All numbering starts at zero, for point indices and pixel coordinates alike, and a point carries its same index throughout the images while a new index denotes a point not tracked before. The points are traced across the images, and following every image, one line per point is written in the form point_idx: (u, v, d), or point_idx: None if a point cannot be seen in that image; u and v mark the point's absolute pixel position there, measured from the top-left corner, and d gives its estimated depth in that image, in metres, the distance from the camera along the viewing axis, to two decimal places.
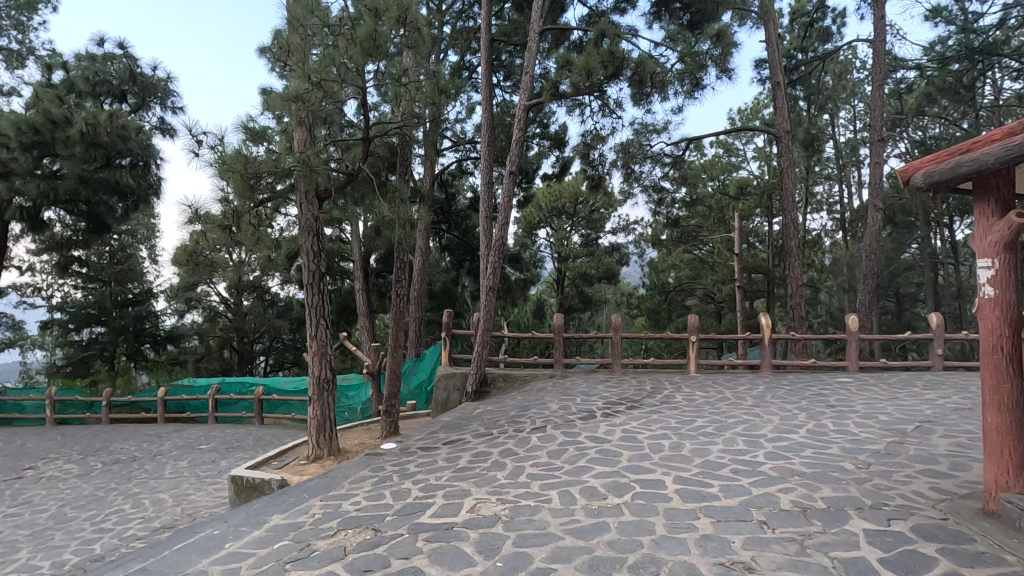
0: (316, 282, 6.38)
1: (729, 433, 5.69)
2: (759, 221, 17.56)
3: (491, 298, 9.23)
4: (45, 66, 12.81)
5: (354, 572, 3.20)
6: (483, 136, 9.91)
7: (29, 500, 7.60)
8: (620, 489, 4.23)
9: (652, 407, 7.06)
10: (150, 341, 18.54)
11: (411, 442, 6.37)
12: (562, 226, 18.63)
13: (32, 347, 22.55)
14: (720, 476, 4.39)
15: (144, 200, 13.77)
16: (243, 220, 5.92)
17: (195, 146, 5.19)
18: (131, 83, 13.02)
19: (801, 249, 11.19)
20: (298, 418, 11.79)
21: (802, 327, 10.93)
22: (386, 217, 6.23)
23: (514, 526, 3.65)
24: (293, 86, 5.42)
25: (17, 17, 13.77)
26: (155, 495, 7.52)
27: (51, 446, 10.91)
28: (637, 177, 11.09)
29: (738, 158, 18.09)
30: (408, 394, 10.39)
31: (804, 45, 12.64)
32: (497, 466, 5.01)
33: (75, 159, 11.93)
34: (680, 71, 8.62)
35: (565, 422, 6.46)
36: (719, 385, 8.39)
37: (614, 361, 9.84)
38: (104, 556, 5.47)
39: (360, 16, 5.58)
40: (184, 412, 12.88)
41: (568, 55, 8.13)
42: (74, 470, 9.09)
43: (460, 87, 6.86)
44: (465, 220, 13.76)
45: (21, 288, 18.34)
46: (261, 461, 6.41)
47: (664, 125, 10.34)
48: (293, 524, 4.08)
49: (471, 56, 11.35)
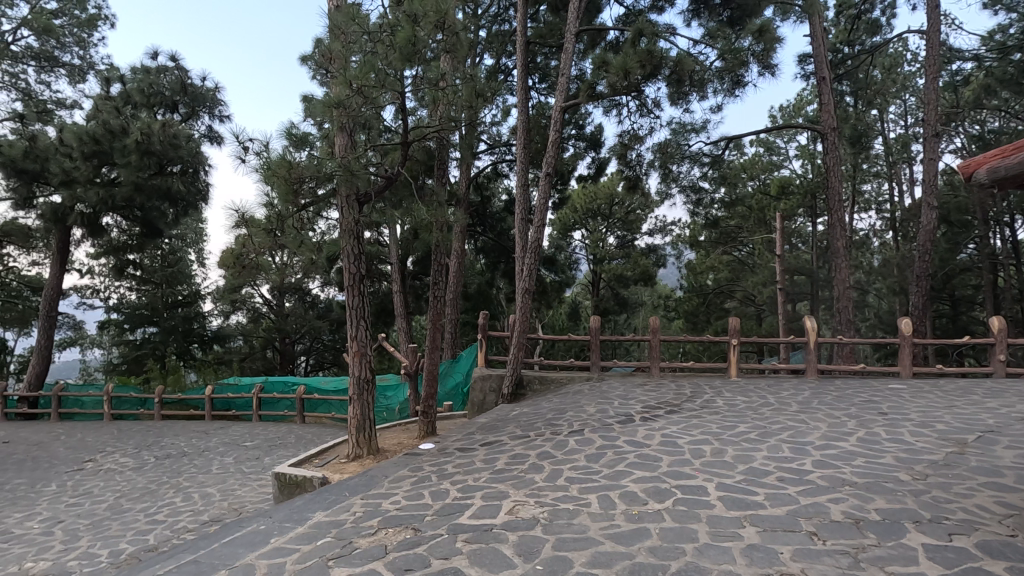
0: (357, 284, 6.48)
1: (774, 439, 5.52)
2: (802, 221, 17.07)
3: (528, 299, 9.21)
4: (105, 79, 13.52)
5: (395, 570, 3.23)
6: (519, 137, 9.88)
7: (88, 491, 8.03)
8: (661, 494, 4.15)
9: (691, 411, 6.92)
10: (198, 341, 19.33)
11: (448, 442, 6.42)
12: (597, 228, 18.50)
13: (91, 346, 23.80)
14: (765, 484, 4.26)
15: (194, 205, 14.40)
16: (286, 224, 6.15)
17: (242, 152, 5.38)
18: (182, 93, 13.70)
19: (848, 250, 10.75)
20: (338, 417, 12.04)
21: (850, 330, 10.50)
22: (423, 219, 6.33)
23: (553, 529, 3.63)
24: (334, 93, 5.51)
25: (79, 34, 14.56)
26: (203, 490, 7.81)
27: (108, 440, 11.47)
28: (675, 178, 10.92)
29: (779, 157, 17.53)
30: (444, 395, 10.50)
31: (851, 39, 12.24)
32: (535, 469, 5.00)
33: (131, 167, 12.55)
34: (720, 69, 8.44)
35: (603, 426, 6.39)
36: (762, 391, 8.15)
37: (652, 364, 9.71)
38: (157, 547, 5.71)
39: (400, 21, 5.70)
40: (230, 410, 13.32)
41: (605, 56, 8.04)
42: (129, 463, 9.52)
43: (497, 90, 6.86)
44: (500, 222, 13.84)
45: (81, 289, 19.36)
46: (303, 459, 6.56)
47: (703, 124, 10.16)
48: (335, 522, 4.15)
49: (507, 59, 11.42)
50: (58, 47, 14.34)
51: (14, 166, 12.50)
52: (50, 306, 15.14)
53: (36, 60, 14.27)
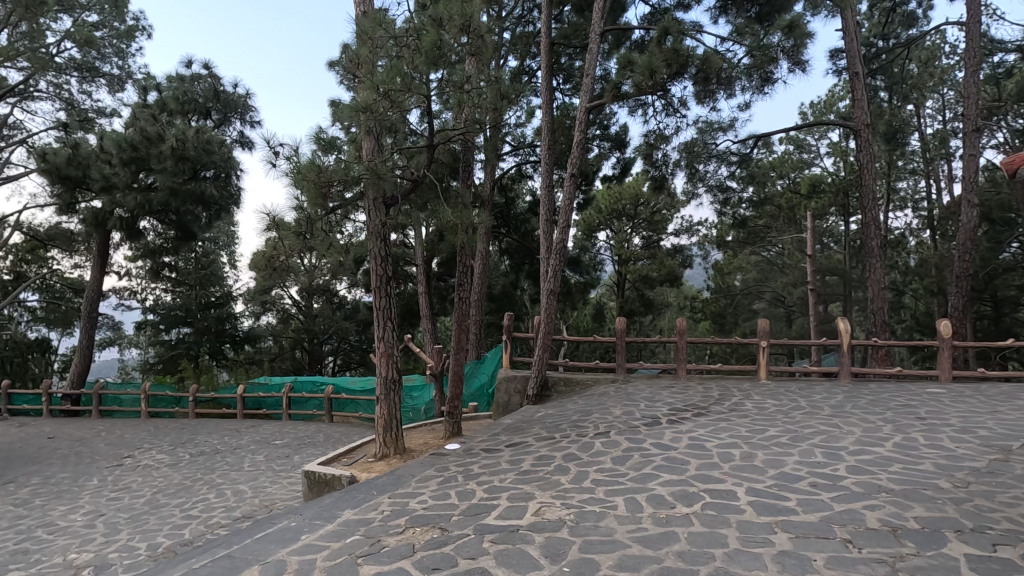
0: (383, 286, 6.56)
1: (805, 444, 5.40)
2: (835, 220, 16.62)
3: (552, 300, 9.19)
4: (141, 88, 13.99)
5: (423, 569, 3.27)
6: (543, 139, 9.85)
7: (127, 485, 8.31)
8: (689, 498, 4.10)
9: (719, 414, 6.80)
10: (230, 342, 19.87)
11: (474, 443, 6.45)
12: (622, 228, 18.35)
13: (128, 346, 24.61)
14: (797, 490, 4.17)
15: (226, 208, 14.78)
16: (315, 227, 6.29)
17: (272, 156, 5.48)
18: (214, 100, 14.15)
19: (883, 250, 10.43)
20: (365, 417, 12.21)
21: (885, 333, 10.18)
22: (449, 221, 6.40)
23: (579, 531, 3.61)
24: (361, 97, 5.58)
25: (119, 45, 15.11)
26: (236, 487, 8.01)
27: (145, 437, 11.85)
28: (702, 178, 10.76)
29: (810, 155, 17.11)
30: (469, 396, 10.57)
31: (885, 32, 11.89)
32: (561, 470, 4.99)
33: (167, 173, 12.98)
34: (748, 66, 8.30)
35: (629, 428, 6.34)
36: (793, 394, 7.98)
37: (679, 366, 9.59)
38: (192, 541, 5.88)
39: (425, 26, 5.76)
40: (260, 409, 13.61)
41: (630, 56, 7.97)
42: (165, 460, 9.82)
43: (521, 91, 6.86)
44: (524, 224, 13.83)
45: (119, 291, 20.04)
46: (332, 457, 6.67)
47: (731, 123, 9.99)
48: (363, 520, 4.22)
49: (531, 61, 11.43)
50: (98, 58, 14.90)
51: (58, 173, 13.03)
52: (91, 307, 15.73)
53: (78, 71, 14.86)
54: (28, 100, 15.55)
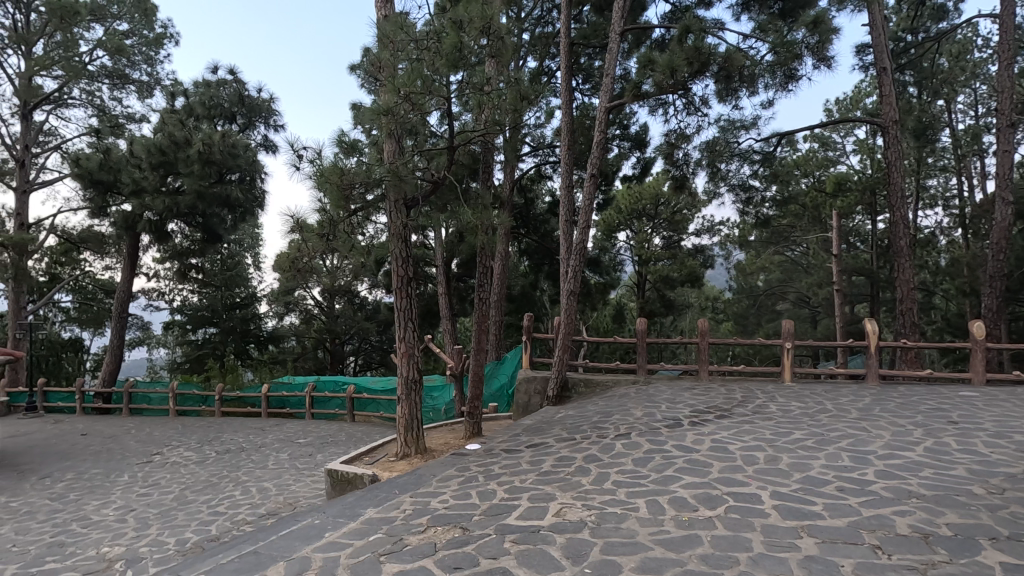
0: (404, 286, 6.62)
1: (832, 448, 5.30)
2: (861, 219, 16.26)
3: (572, 300, 9.18)
4: (169, 94, 14.37)
5: (444, 568, 3.29)
6: (563, 139, 9.83)
7: (157, 482, 8.53)
8: (712, 501, 4.05)
9: (742, 416, 6.70)
10: (254, 342, 20.27)
11: (494, 443, 6.47)
12: (642, 228, 18.22)
13: (156, 345, 25.22)
14: (823, 494, 4.09)
15: (250, 211, 15.08)
16: (338, 229, 6.40)
17: (296, 160, 5.59)
18: (239, 105, 14.50)
19: (912, 249, 10.17)
20: (386, 417, 12.33)
21: (915, 334, 9.93)
22: (469, 222, 6.44)
23: (600, 532, 3.61)
24: (382, 100, 5.64)
25: (148, 53, 15.53)
26: (260, 484, 8.16)
27: (174, 435, 12.15)
28: (724, 177, 10.65)
29: (835, 153, 16.76)
30: (489, 396, 10.60)
31: (914, 26, 11.61)
32: (582, 471, 4.98)
33: (194, 176, 13.32)
34: (772, 63, 8.17)
35: (650, 430, 6.30)
36: (818, 396, 7.83)
37: (701, 368, 9.43)
38: (219, 537, 6.01)
39: (445, 28, 5.82)
40: (284, 408, 13.83)
41: (650, 55, 7.92)
42: (192, 457, 10.05)
43: (541, 92, 6.88)
44: (544, 224, 13.80)
45: (148, 292, 20.56)
46: (354, 456, 6.74)
47: (754, 121, 9.86)
48: (386, 518, 4.27)
49: (551, 61, 11.43)
50: (128, 66, 15.33)
51: (90, 177, 13.47)
52: (121, 308, 16.19)
53: (109, 78, 15.30)
54: (62, 107, 16.06)
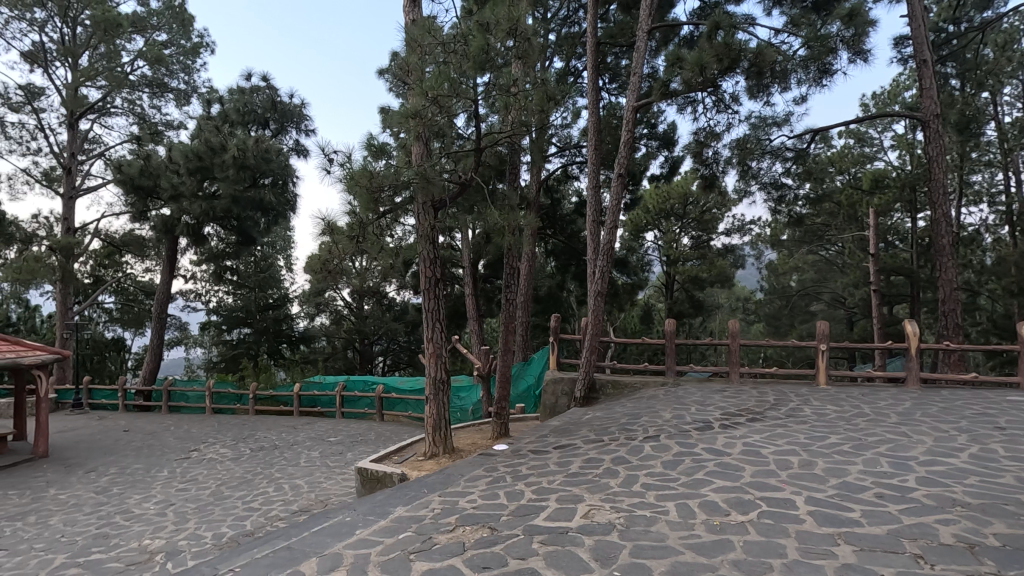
0: (432, 287, 6.68)
1: (870, 453, 5.14)
2: (900, 217, 15.70)
3: (600, 301, 9.12)
4: (206, 101, 14.82)
5: (473, 568, 3.30)
6: (590, 139, 9.78)
7: (194, 477, 8.81)
8: (744, 506, 3.97)
9: (775, 420, 6.56)
10: (287, 342, 20.72)
11: (522, 444, 6.48)
12: (671, 228, 18.01)
13: (194, 345, 26.00)
14: (862, 500, 3.97)
15: (282, 214, 15.43)
16: (367, 231, 6.50)
17: (327, 164, 5.72)
18: (272, 111, 14.90)
19: (955, 248, 9.78)
20: (415, 416, 12.46)
21: (958, 336, 9.55)
22: (496, 223, 6.46)
23: (629, 535, 3.58)
24: (411, 103, 5.70)
25: (186, 62, 16.04)
26: (293, 481, 8.34)
27: (210, 432, 12.52)
28: (755, 175, 10.44)
29: (872, 149, 16.24)
30: (517, 397, 10.62)
31: (956, 16, 11.21)
32: (610, 473, 4.94)
33: (229, 181, 13.72)
34: (805, 57, 7.99)
35: (679, 432, 6.21)
36: (855, 400, 7.59)
37: (731, 370, 9.25)
38: (253, 532, 6.17)
39: (472, 30, 5.87)
40: (315, 407, 14.09)
41: (679, 52, 7.83)
42: (228, 454, 10.34)
43: (568, 92, 6.86)
44: (570, 225, 13.75)
45: (186, 293, 21.22)
46: (383, 455, 6.83)
47: (785, 118, 9.65)
48: (415, 517, 4.31)
49: (577, 61, 11.39)
50: (167, 75, 15.86)
51: (132, 182, 13.99)
52: (161, 309, 16.76)
53: (149, 87, 15.87)
54: (106, 115, 16.73)
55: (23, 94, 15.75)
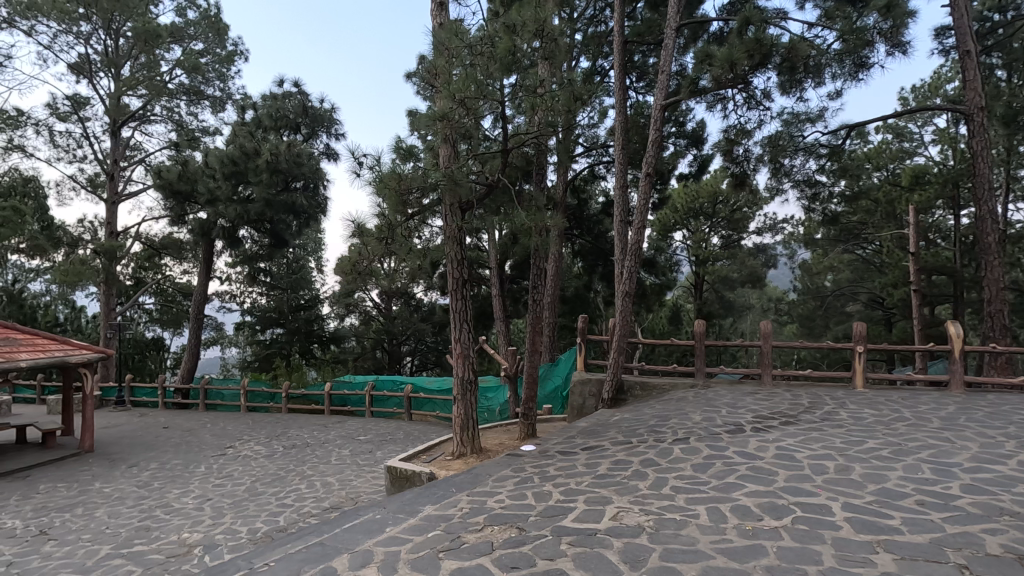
0: (460, 288, 6.71)
1: (911, 459, 4.96)
2: (942, 214, 15.10)
3: (628, 302, 9.03)
4: (240, 107, 15.24)
5: (502, 567, 3.32)
6: (617, 139, 9.69)
7: (230, 473, 9.07)
8: (778, 511, 3.89)
9: (810, 423, 6.39)
10: (318, 342, 21.15)
11: (550, 445, 6.48)
12: (700, 228, 17.75)
13: (229, 344, 26.74)
14: (903, 508, 3.83)
15: (313, 217, 15.74)
16: (396, 233, 6.60)
17: (357, 167, 5.83)
18: (304, 116, 15.24)
19: (1001, 246, 9.37)
20: (442, 416, 12.57)
21: (1005, 338, 9.15)
22: (523, 224, 6.45)
23: (659, 538, 3.54)
24: (438, 106, 5.75)
25: (221, 69, 16.52)
26: (324, 478, 8.51)
27: (245, 430, 12.85)
28: (787, 172, 10.19)
29: (912, 144, 15.67)
30: (544, 398, 10.62)
31: (1002, 4, 10.77)
32: (639, 476, 4.89)
33: (263, 185, 14.09)
34: (839, 51, 7.79)
35: (710, 435, 6.11)
36: (895, 404, 7.34)
37: (764, 372, 9.04)
38: (286, 527, 6.32)
39: (499, 33, 5.89)
40: (345, 406, 14.33)
41: (708, 49, 7.70)
42: (262, 451, 10.60)
43: (595, 91, 6.85)
44: (597, 225, 13.67)
45: (221, 294, 21.85)
46: (412, 454, 6.91)
47: (819, 113, 9.39)
48: (443, 516, 4.35)
49: (603, 61, 11.32)
50: (203, 82, 16.36)
51: (171, 188, 14.48)
52: (197, 310, 17.30)
53: (186, 95, 16.40)
54: (146, 123, 17.35)
55: (70, 104, 16.45)
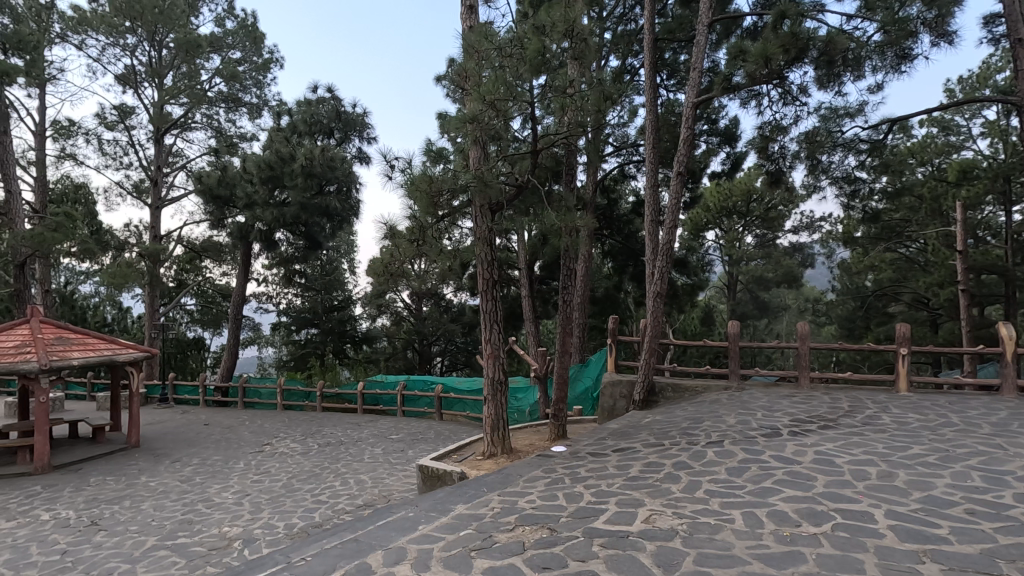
0: (490, 289, 6.75)
1: (958, 466, 4.76)
2: (992, 209, 14.41)
3: (659, 303, 8.91)
4: (276, 113, 15.67)
5: (534, 568, 3.32)
6: (647, 137, 9.57)
7: (268, 470, 9.32)
8: (817, 517, 3.78)
9: (850, 428, 6.19)
10: (351, 342, 21.55)
11: (580, 446, 6.45)
12: (733, 227, 17.45)
13: (265, 344, 27.45)
14: (950, 517, 3.68)
15: (347, 219, 16.02)
16: (427, 235, 6.71)
17: (389, 170, 5.94)
18: (337, 120, 15.58)
19: None
20: (472, 416, 12.66)
21: None
22: (553, 225, 6.44)
23: (693, 542, 3.49)
24: (468, 108, 5.79)
25: (258, 77, 16.99)
26: (358, 476, 8.67)
27: (281, 427, 13.19)
28: (825, 169, 9.91)
29: (959, 137, 15.02)
30: (575, 399, 10.59)
31: None
32: (672, 479, 4.83)
33: (298, 189, 14.46)
34: (880, 43, 7.55)
35: (745, 438, 5.98)
36: (941, 408, 7.04)
37: (800, 374, 8.81)
38: (321, 524, 6.46)
39: (527, 34, 5.91)
40: (378, 406, 14.55)
41: (742, 45, 7.56)
42: (298, 449, 10.87)
43: (626, 91, 6.80)
44: (628, 225, 13.56)
45: (259, 295, 22.46)
46: (444, 454, 6.98)
47: (859, 107, 9.09)
48: (475, 515, 4.38)
49: (633, 59, 11.22)
50: (241, 90, 16.86)
51: (211, 193, 15.02)
52: (236, 311, 17.80)
53: (225, 102, 16.94)
54: (187, 130, 18.00)
55: (117, 114, 17.19)
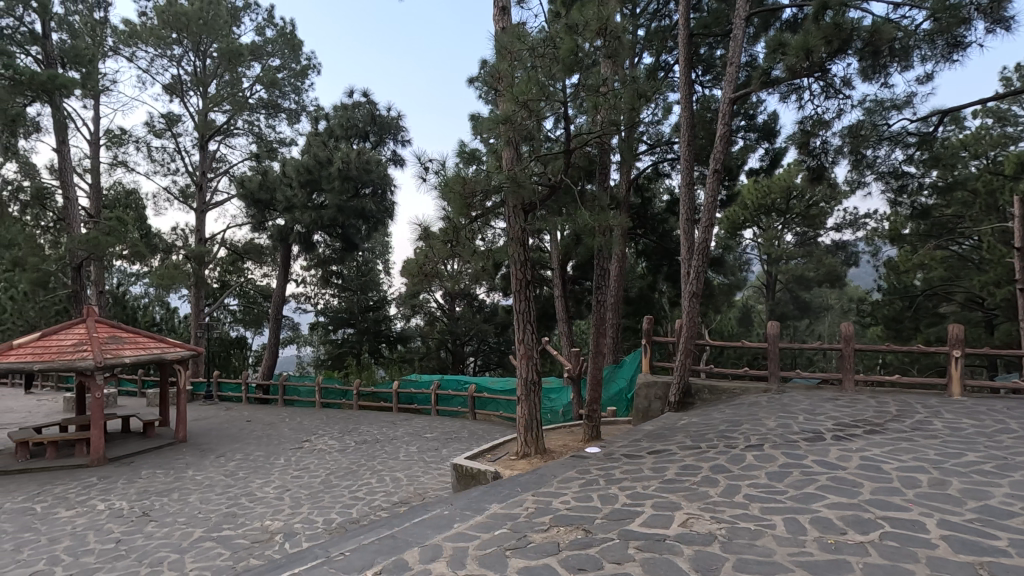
0: (523, 289, 6.74)
1: (1018, 475, 4.51)
2: None
3: (695, 303, 8.74)
4: (313, 118, 16.07)
5: (569, 568, 3.32)
6: (682, 135, 9.41)
7: (306, 466, 9.57)
8: (863, 525, 3.65)
9: (898, 433, 5.94)
10: (386, 341, 21.89)
11: (615, 448, 6.39)
12: (772, 225, 17.00)
13: (304, 343, 28.15)
14: (1008, 528, 3.50)
15: (382, 221, 16.27)
16: (460, 235, 6.76)
17: (424, 172, 6.02)
18: (372, 124, 15.89)
19: None
20: (505, 416, 12.69)
21: None
22: (587, 224, 6.38)
23: (732, 547, 3.42)
24: (502, 109, 5.81)
25: (296, 83, 17.46)
26: (394, 474, 8.81)
27: (319, 425, 13.50)
28: (870, 164, 9.53)
29: (1017, 128, 14.23)
30: (608, 400, 10.50)
31: None
32: (709, 482, 4.74)
33: (335, 192, 14.79)
34: (930, 31, 7.24)
35: (786, 442, 5.82)
36: (999, 414, 6.67)
37: (844, 377, 8.50)
38: (359, 520, 6.60)
39: (560, 34, 5.87)
40: (412, 404, 14.72)
41: (781, 37, 7.35)
42: (335, 446, 11.12)
43: (661, 87, 6.71)
44: (662, 224, 13.36)
45: (297, 296, 23.06)
46: (478, 453, 7.02)
47: (906, 99, 8.72)
48: (510, 514, 4.40)
49: (667, 56, 11.04)
50: (280, 96, 17.34)
51: (252, 196, 15.54)
52: (276, 311, 18.32)
53: (265, 108, 17.46)
54: (230, 136, 18.63)
55: (165, 122, 17.93)
